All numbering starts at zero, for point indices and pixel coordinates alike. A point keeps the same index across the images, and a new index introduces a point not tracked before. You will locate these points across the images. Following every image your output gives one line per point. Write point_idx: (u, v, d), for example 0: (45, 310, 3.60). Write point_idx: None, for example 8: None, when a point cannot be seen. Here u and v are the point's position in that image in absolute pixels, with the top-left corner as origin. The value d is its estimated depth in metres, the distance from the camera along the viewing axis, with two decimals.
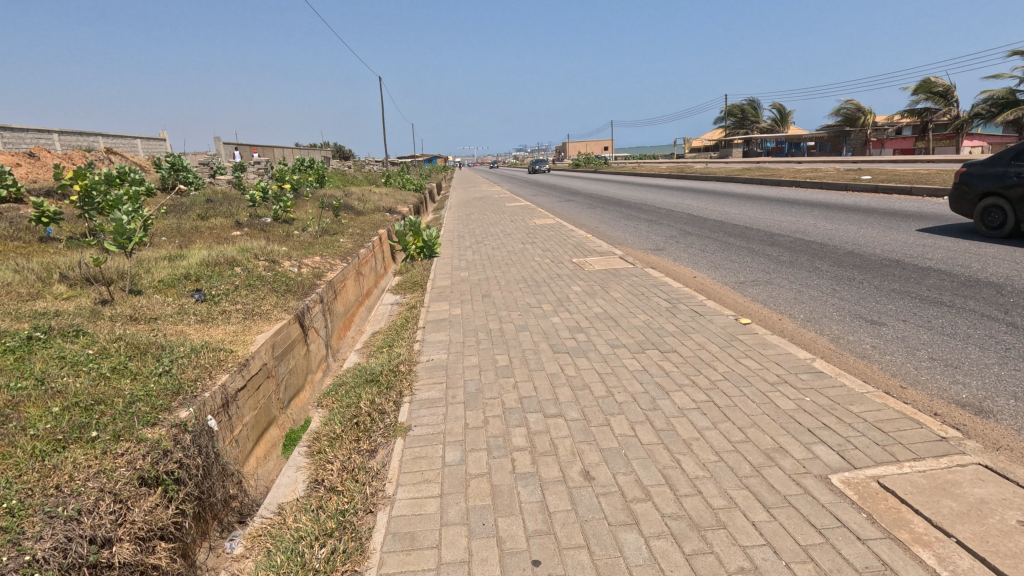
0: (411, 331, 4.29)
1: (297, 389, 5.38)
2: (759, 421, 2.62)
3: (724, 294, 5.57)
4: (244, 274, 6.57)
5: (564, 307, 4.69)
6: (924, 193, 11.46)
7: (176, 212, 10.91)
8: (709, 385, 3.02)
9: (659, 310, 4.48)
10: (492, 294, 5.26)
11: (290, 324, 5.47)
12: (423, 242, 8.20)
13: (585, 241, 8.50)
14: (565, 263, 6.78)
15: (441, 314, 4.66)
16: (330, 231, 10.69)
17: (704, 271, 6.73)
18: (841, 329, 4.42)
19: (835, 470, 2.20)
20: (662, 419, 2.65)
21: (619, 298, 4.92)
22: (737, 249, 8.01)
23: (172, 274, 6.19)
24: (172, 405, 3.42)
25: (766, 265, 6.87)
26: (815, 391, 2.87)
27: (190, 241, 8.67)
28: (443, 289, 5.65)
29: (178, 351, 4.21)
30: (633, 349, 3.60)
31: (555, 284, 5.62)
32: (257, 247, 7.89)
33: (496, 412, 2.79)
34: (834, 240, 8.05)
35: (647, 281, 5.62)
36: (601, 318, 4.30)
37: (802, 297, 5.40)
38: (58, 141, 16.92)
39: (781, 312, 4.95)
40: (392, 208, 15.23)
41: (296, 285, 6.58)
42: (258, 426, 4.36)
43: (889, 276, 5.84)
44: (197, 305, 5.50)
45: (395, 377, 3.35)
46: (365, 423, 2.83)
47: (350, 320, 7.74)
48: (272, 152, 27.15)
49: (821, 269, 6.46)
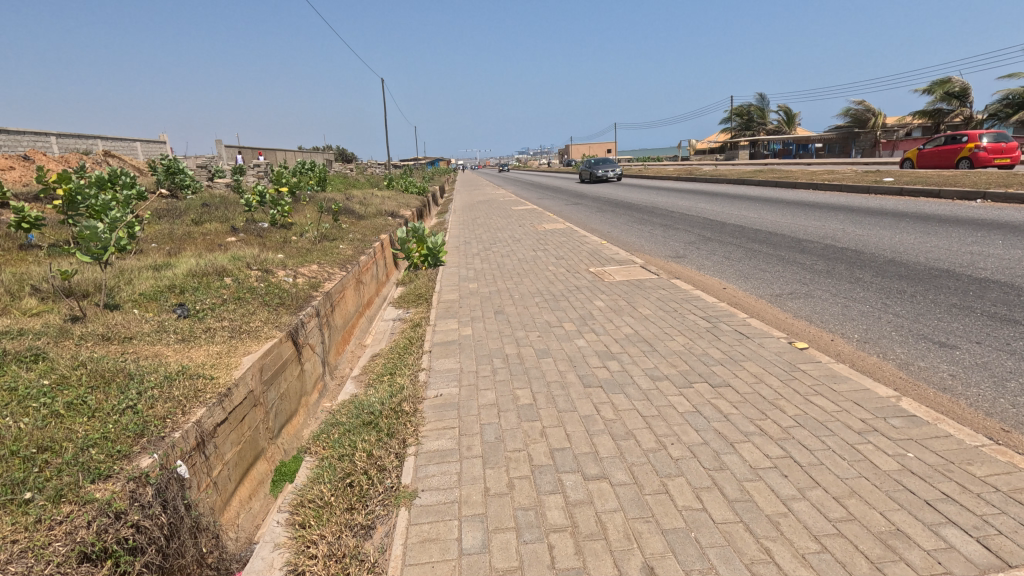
0: (415, 356, 3.75)
1: (290, 415, 4.86)
2: (859, 488, 2.07)
3: (763, 309, 5.02)
4: (233, 286, 6.03)
5: (589, 327, 4.14)
6: (956, 194, 10.88)
7: (169, 217, 10.40)
8: (782, 434, 2.47)
9: (699, 331, 3.92)
10: (506, 310, 4.71)
11: (281, 343, 4.93)
12: (427, 250, 7.67)
13: (601, 248, 7.96)
14: (581, 273, 6.24)
15: (450, 335, 4.12)
16: (330, 237, 10.17)
17: (734, 282, 6.19)
18: (908, 354, 3.86)
19: (985, 569, 1.65)
20: (735, 486, 2.10)
21: (651, 316, 4.37)
22: (765, 256, 7.45)
23: (155, 287, 5.67)
24: (132, 451, 2.88)
25: (801, 275, 6.32)
26: (919, 445, 2.32)
27: (182, 249, 8.16)
28: (451, 303, 5.12)
29: (150, 379, 3.67)
30: (679, 383, 3.05)
31: (574, 298, 5.07)
32: (250, 255, 7.35)
33: (524, 473, 2.24)
34: (868, 246, 7.50)
35: (677, 294, 5.08)
36: (634, 342, 3.76)
37: (851, 313, 4.84)
38: (56, 143, 16.53)
39: (831, 331, 4.40)
40: (395, 211, 14.76)
41: (290, 297, 6.04)
42: (242, 463, 3.83)
43: (943, 288, 5.30)
44: (179, 321, 4.97)
45: (398, 417, 2.82)
46: (360, 486, 2.29)
47: (350, 334, 7.23)
48: (274, 156, 26.67)
49: (864, 279, 5.91)
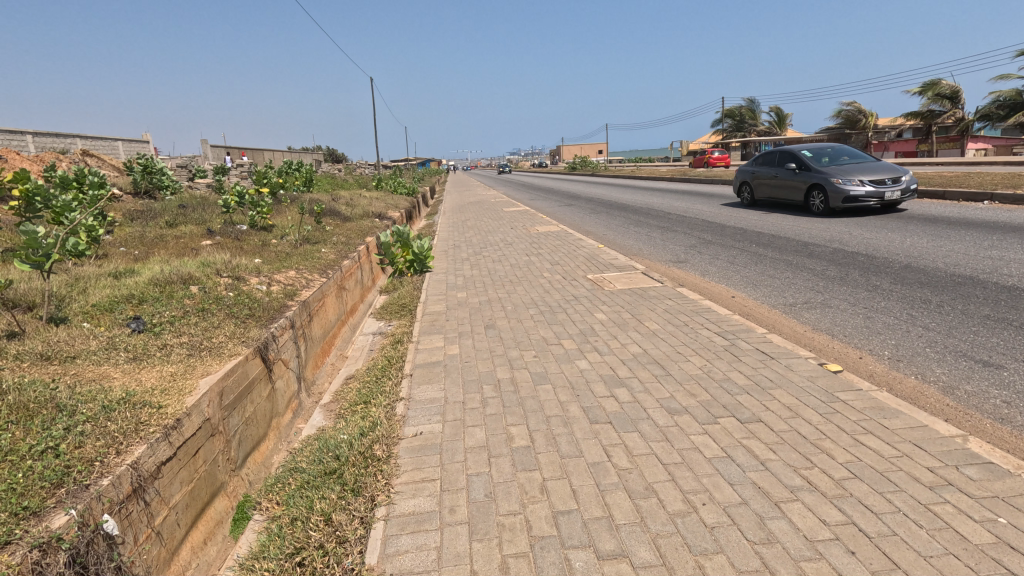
0: (394, 382, 3.27)
1: (256, 442, 4.36)
2: (950, 571, 1.62)
3: (779, 322, 4.58)
4: (199, 296, 5.50)
5: (591, 346, 3.66)
6: (962, 196, 10.55)
7: (141, 219, 9.82)
8: (836, 489, 2.01)
9: (715, 351, 3.46)
10: (498, 325, 4.24)
11: (247, 361, 4.41)
12: (413, 256, 7.19)
13: (598, 253, 7.52)
14: (579, 280, 5.79)
15: (433, 355, 3.62)
16: (312, 240, 9.66)
17: (743, 290, 5.76)
18: (950, 376, 3.42)
19: None
20: (791, 568, 1.65)
21: (659, 332, 3.90)
22: (772, 261, 7.05)
23: (111, 298, 5.13)
24: (44, 508, 2.39)
25: (813, 282, 5.90)
26: (1010, 508, 1.87)
27: (150, 254, 7.61)
28: (436, 316, 4.64)
29: (84, 411, 3.16)
30: (702, 419, 2.59)
31: (572, 310, 4.61)
32: (222, 260, 6.83)
33: (520, 549, 1.77)
34: (880, 251, 7.09)
35: (685, 305, 4.64)
36: (644, 364, 3.30)
37: (875, 326, 4.43)
38: (33, 142, 15.96)
39: (858, 348, 3.97)
40: (383, 213, 14.29)
41: (261, 307, 5.53)
42: (195, 504, 3.33)
43: (970, 297, 4.90)
44: (131, 337, 4.44)
45: (367, 465, 2.34)
46: (311, 569, 1.82)
47: (330, 345, 6.72)
48: (260, 156, 26.05)
49: (882, 287, 5.49)
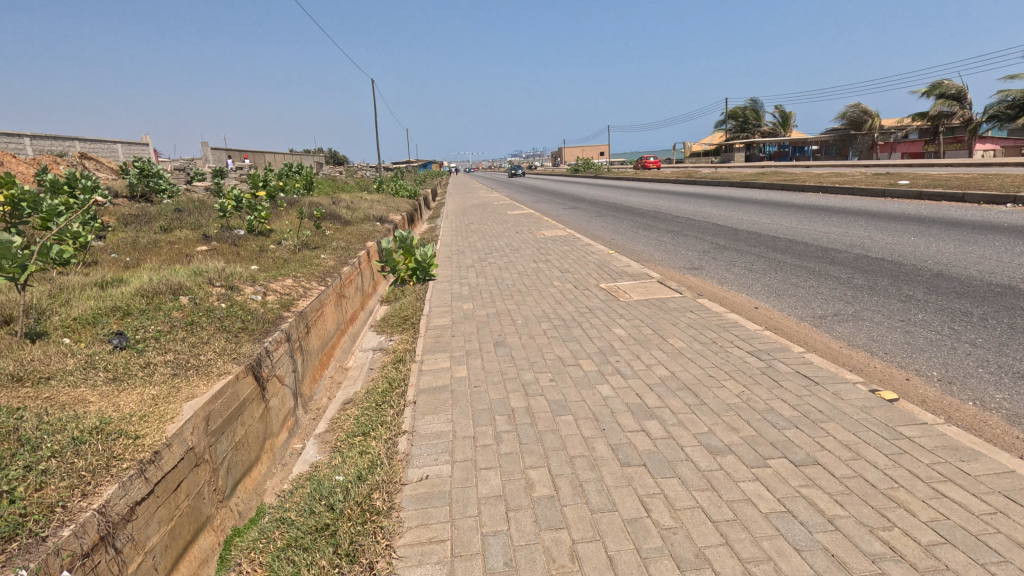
0: (396, 411, 2.95)
1: (247, 468, 4.04)
2: None
3: (811, 338, 4.25)
4: (188, 307, 5.17)
5: (613, 367, 3.33)
6: (983, 198, 10.18)
7: (135, 224, 9.52)
8: (926, 560, 1.67)
9: (752, 375, 3.13)
10: (508, 342, 3.91)
11: (237, 380, 4.08)
12: (415, 263, 6.86)
13: (609, 259, 7.19)
14: (591, 290, 5.46)
15: (438, 379, 3.29)
16: (310, 246, 9.34)
17: (766, 300, 5.43)
18: (1013, 402, 3.06)
19: None
20: None
21: (686, 351, 3.57)
22: (793, 268, 6.71)
23: (93, 312, 4.79)
24: None
25: (841, 292, 5.56)
26: None
27: (142, 261, 7.31)
28: (441, 330, 4.31)
29: (50, 444, 2.84)
30: (749, 462, 2.26)
31: (588, 324, 4.28)
32: (215, 267, 6.50)
33: None
34: (906, 257, 6.74)
35: (710, 318, 4.31)
36: (674, 391, 2.96)
37: (916, 342, 4.08)
38: (30, 145, 15.69)
39: (902, 368, 3.63)
40: (384, 216, 13.97)
41: (255, 319, 5.21)
42: (176, 545, 3.00)
43: (1015, 309, 4.55)
44: (112, 355, 4.11)
45: (364, 522, 2.01)
46: None
47: (329, 356, 6.41)
48: (261, 158, 25.81)
49: (917, 297, 5.15)
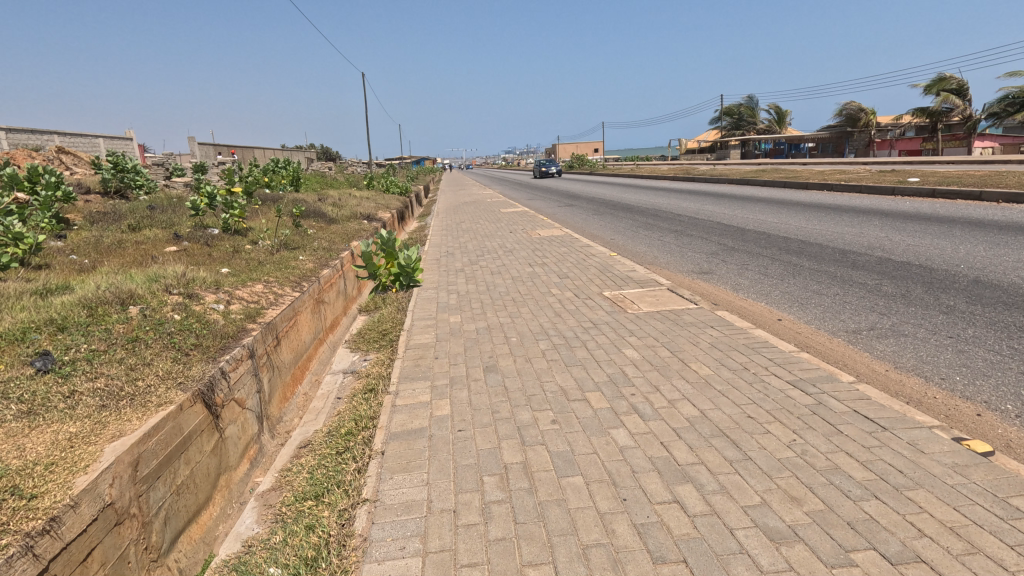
0: (358, 469, 2.32)
1: (194, 513, 3.38)
2: None
3: (852, 360, 3.67)
4: (135, 321, 4.51)
5: (629, 404, 2.72)
6: (1004, 197, 9.66)
7: (102, 222, 8.80)
8: None
9: (802, 416, 2.53)
10: (501, 367, 3.29)
11: (181, 411, 3.42)
12: (399, 268, 6.26)
13: (611, 263, 6.61)
14: (594, 300, 4.87)
15: (414, 419, 2.66)
16: (290, 245, 8.68)
17: (790, 311, 4.85)
18: None
19: None
20: None
21: (714, 381, 2.96)
22: (813, 273, 6.13)
23: (19, 326, 4.12)
24: None
25: (872, 301, 4.99)
26: None
27: (101, 263, 6.64)
28: (423, 350, 3.70)
29: None
30: (828, 556, 1.66)
31: (594, 343, 3.68)
32: (175, 271, 5.83)
33: None
34: (935, 261, 6.16)
35: (736, 336, 3.71)
36: (707, 440, 2.35)
37: (976, 364, 3.50)
38: (6, 139, 14.93)
39: (967, 399, 3.03)
40: (373, 214, 13.34)
41: (212, 333, 4.55)
42: None
43: None
44: (31, 381, 3.47)
45: None
46: None
47: (302, 370, 5.78)
48: (250, 153, 25.07)
49: (960, 308, 4.58)
